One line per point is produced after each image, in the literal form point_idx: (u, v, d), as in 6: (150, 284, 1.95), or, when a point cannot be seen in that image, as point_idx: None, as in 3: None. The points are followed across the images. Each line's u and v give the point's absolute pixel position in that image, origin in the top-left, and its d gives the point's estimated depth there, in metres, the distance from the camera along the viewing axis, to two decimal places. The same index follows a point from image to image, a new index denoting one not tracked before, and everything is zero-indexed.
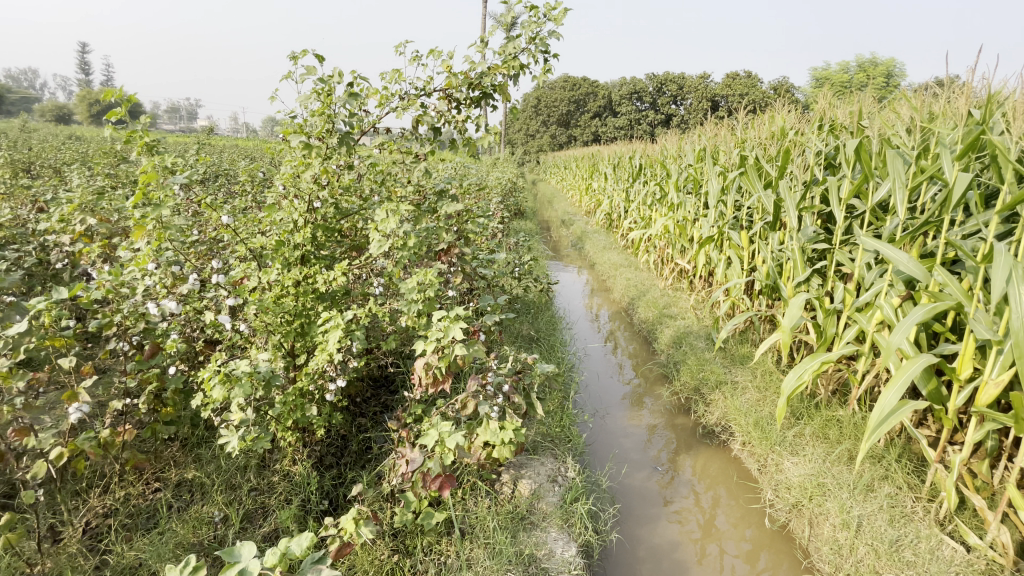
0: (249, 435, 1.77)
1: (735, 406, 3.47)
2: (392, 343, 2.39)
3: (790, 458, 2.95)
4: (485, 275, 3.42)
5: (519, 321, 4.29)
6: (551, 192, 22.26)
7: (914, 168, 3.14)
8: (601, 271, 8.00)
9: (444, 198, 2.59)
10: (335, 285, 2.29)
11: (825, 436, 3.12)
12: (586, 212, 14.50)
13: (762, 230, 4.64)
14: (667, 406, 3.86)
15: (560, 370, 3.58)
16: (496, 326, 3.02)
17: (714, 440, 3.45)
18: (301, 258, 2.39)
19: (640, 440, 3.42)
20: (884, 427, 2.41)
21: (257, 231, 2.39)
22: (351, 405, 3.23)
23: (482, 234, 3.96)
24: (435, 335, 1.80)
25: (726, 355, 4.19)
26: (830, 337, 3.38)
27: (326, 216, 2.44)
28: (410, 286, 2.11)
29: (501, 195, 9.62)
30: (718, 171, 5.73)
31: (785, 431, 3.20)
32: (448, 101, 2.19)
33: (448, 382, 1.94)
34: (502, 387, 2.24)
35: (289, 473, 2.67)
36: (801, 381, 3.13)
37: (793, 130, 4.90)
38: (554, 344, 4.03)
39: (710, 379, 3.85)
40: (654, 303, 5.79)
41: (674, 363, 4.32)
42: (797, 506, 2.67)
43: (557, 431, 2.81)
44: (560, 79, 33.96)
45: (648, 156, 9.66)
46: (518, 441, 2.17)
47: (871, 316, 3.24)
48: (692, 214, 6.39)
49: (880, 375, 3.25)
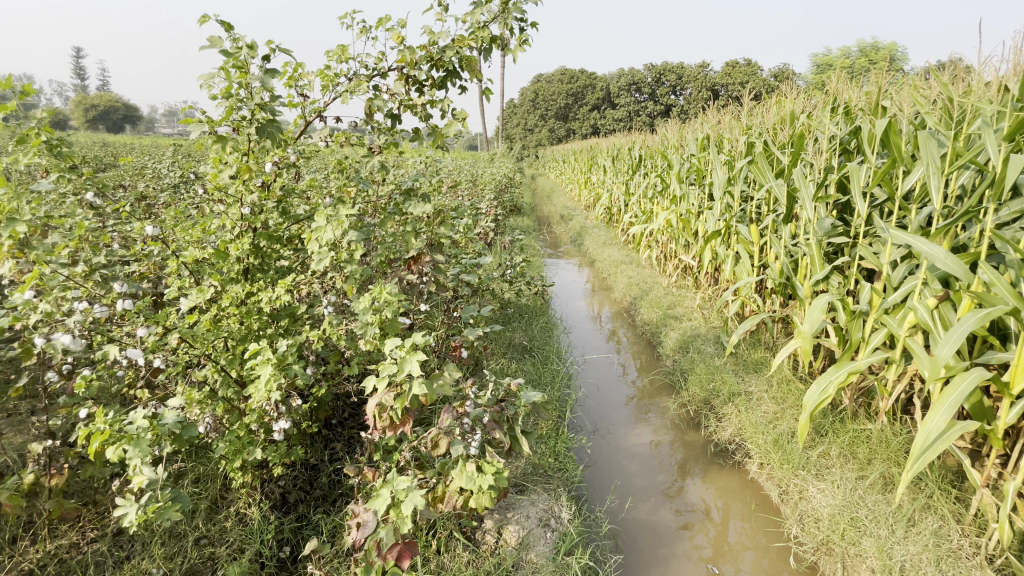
0: (161, 498, 1.43)
1: (750, 422, 3.12)
2: (351, 370, 2.05)
3: (816, 484, 2.59)
4: (469, 282, 3.07)
5: (511, 330, 3.94)
6: (550, 186, 21.85)
7: (949, 150, 2.77)
8: (601, 269, 7.63)
9: (411, 198, 2.24)
10: (280, 304, 1.95)
11: (854, 455, 2.76)
12: (585, 207, 14.12)
13: (773, 224, 4.27)
14: (676, 420, 3.50)
15: (555, 386, 3.23)
16: (478, 342, 2.67)
17: (728, 459, 3.09)
18: (244, 272, 2.07)
19: (645, 462, 3.06)
20: (929, 455, 2.05)
21: (193, 243, 2.05)
22: (323, 431, 2.89)
23: (466, 236, 3.61)
24: (388, 370, 1.45)
25: (737, 362, 3.83)
26: (855, 343, 3.02)
27: (273, 223, 2.10)
28: (361, 307, 1.76)
29: (496, 191, 9.27)
30: (723, 161, 5.35)
31: (808, 451, 2.84)
32: (406, 81, 2.00)
33: (408, 424, 1.60)
34: (479, 421, 1.89)
35: (244, 517, 2.33)
36: (826, 395, 2.77)
37: (804, 113, 4.52)
38: (549, 355, 3.67)
39: (721, 391, 3.49)
40: (658, 302, 5.43)
41: (681, 371, 3.96)
42: (826, 544, 2.32)
43: (550, 461, 2.47)
44: (557, 72, 33.51)
45: (648, 147, 9.28)
46: (500, 486, 1.82)
47: (901, 319, 2.89)
48: (696, 206, 6.02)
49: (914, 385, 2.89)
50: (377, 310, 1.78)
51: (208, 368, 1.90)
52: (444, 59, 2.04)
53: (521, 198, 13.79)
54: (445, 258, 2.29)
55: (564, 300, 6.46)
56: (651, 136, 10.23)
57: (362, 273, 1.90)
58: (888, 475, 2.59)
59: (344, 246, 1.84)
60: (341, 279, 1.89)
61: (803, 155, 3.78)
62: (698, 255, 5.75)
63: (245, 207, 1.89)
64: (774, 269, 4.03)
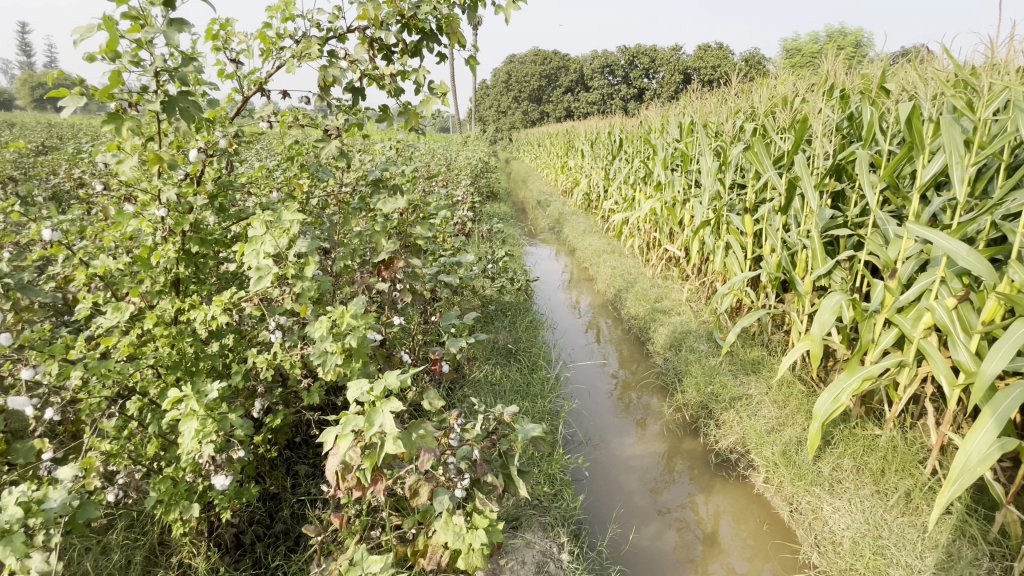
0: None
1: (754, 431, 2.90)
2: (311, 400, 1.71)
3: (831, 502, 2.41)
4: (448, 283, 2.73)
5: (493, 332, 3.62)
6: (525, 170, 21.40)
7: (972, 137, 2.55)
8: (582, 258, 7.37)
9: (379, 191, 1.88)
10: (217, 324, 1.58)
11: (866, 467, 2.58)
12: (562, 192, 13.81)
13: (768, 213, 4.05)
14: (671, 426, 3.26)
15: (545, 396, 2.94)
16: (460, 354, 2.34)
17: (731, 471, 2.88)
18: (174, 284, 1.69)
19: (643, 477, 2.81)
20: (969, 480, 1.86)
21: (105, 249, 1.65)
22: (282, 456, 2.53)
23: (443, 232, 3.25)
24: (353, 424, 1.14)
25: (734, 362, 3.63)
26: (864, 344, 2.83)
27: (208, 224, 1.71)
28: (319, 332, 1.41)
29: (471, 176, 8.86)
30: (711, 147, 5.10)
31: (818, 463, 2.65)
32: (370, 45, 1.66)
33: (380, 484, 1.28)
34: (467, 463, 1.58)
35: (188, 569, 1.98)
36: (838, 404, 2.58)
37: (799, 96, 4.29)
38: (536, 359, 3.38)
39: (719, 394, 3.28)
40: (644, 295, 5.19)
41: (675, 371, 3.73)
42: (848, 572, 2.13)
43: (544, 489, 2.19)
44: (531, 54, 32.92)
45: (627, 131, 8.99)
46: (493, 541, 1.52)
47: (915, 318, 2.70)
48: (682, 194, 5.78)
49: (926, 389, 2.72)
50: (338, 335, 1.43)
51: (130, 406, 1.53)
52: (419, 17, 1.71)
53: (496, 184, 13.34)
54: (420, 261, 1.94)
55: (545, 292, 6.17)
56: (630, 120, 9.94)
57: (319, 286, 1.55)
58: (905, 489, 2.42)
59: (296, 254, 1.49)
60: (292, 295, 1.53)
61: (803, 142, 3.54)
62: (684, 245, 5.52)
63: (163, 206, 1.49)
64: (771, 262, 3.82)
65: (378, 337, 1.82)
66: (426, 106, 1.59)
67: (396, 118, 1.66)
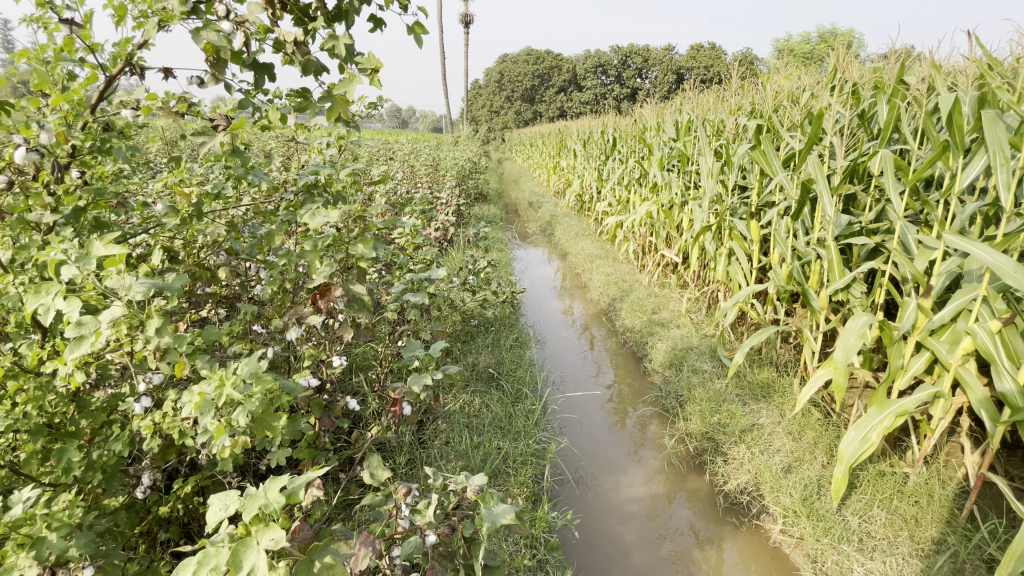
0: None
1: (769, 470, 2.54)
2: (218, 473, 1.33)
3: (863, 563, 2.06)
4: (414, 304, 2.34)
5: (472, 352, 3.26)
6: (518, 170, 21.02)
7: (1020, 134, 2.20)
8: (574, 264, 7.00)
9: (312, 202, 1.50)
10: (78, 383, 1.19)
11: (900, 518, 2.23)
12: (554, 193, 13.44)
13: (775, 219, 3.70)
14: (673, 460, 2.89)
15: (529, 432, 2.55)
16: (424, 394, 1.97)
17: (743, 517, 2.51)
18: (35, 324, 1.31)
19: (643, 525, 2.45)
20: None
21: None
22: None
23: (413, 243, 2.88)
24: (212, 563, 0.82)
25: (740, 385, 3.28)
26: (893, 372, 2.47)
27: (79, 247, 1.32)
28: (197, 404, 1.01)
29: (458, 178, 8.46)
30: (710, 147, 4.76)
31: (844, 512, 2.29)
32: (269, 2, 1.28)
33: None
34: (415, 561, 1.22)
35: None
36: (868, 443, 2.23)
37: (808, 91, 3.94)
38: (521, 384, 3.00)
39: (726, 423, 2.93)
40: (640, 305, 4.83)
41: (676, 394, 3.37)
42: None
43: (523, 560, 1.84)
44: (523, 54, 32.64)
45: (621, 130, 8.63)
46: None
47: (953, 343, 2.34)
48: (679, 196, 5.42)
49: (964, 424, 2.37)
50: (227, 404, 1.06)
51: None
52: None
53: (487, 184, 12.96)
54: (366, 289, 1.56)
55: (535, 300, 5.78)
56: (624, 119, 9.59)
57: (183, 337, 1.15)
58: (947, 546, 2.07)
59: (172, 291, 1.12)
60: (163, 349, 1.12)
61: (816, 141, 3.19)
62: (682, 251, 5.18)
63: None
64: (780, 273, 3.48)
65: (308, 385, 1.44)
66: (350, 95, 1.24)
67: (316, 107, 1.30)
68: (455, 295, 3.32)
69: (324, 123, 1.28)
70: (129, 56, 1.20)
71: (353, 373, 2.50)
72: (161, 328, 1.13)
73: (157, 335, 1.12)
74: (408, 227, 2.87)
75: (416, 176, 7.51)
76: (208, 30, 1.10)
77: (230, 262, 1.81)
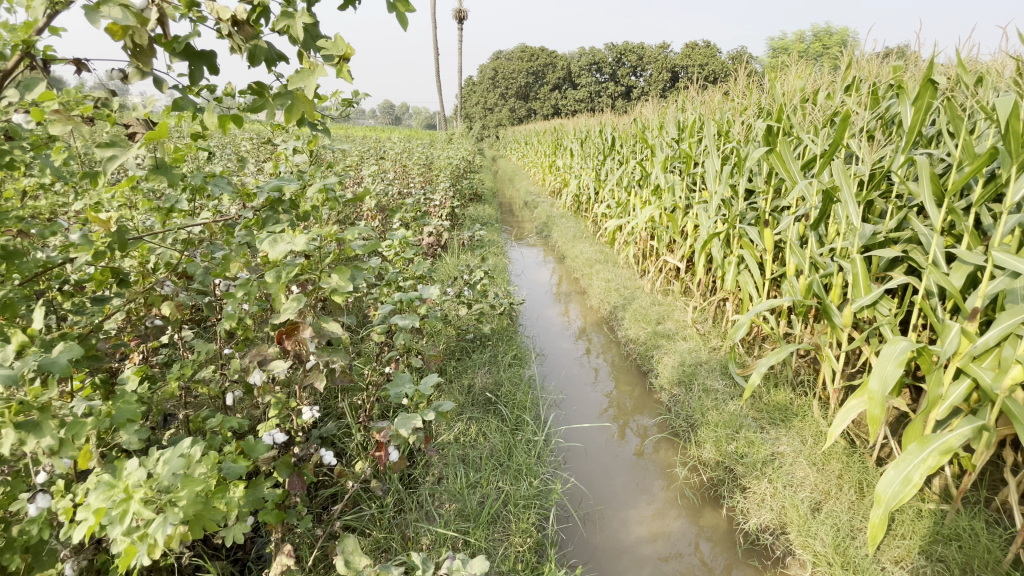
0: None
1: (795, 509, 2.31)
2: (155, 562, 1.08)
3: None
4: (401, 328, 2.07)
5: (467, 373, 3.01)
6: (512, 169, 20.72)
7: None
8: (572, 267, 6.75)
9: (276, 221, 1.23)
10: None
11: (942, 566, 2.01)
12: (549, 193, 13.18)
13: (790, 228, 3.46)
14: (686, 492, 2.64)
15: (531, 469, 2.30)
16: (412, 436, 1.72)
17: (766, 560, 2.28)
18: None
19: (656, 572, 2.20)
20: None
21: None
22: None
23: (401, 254, 2.62)
24: None
25: (756, 406, 3.05)
26: (931, 401, 2.25)
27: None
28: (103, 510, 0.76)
29: (451, 178, 8.18)
30: (717, 148, 4.52)
31: (880, 559, 2.07)
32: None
33: None
34: None
35: None
36: (909, 485, 2.02)
37: (825, 90, 3.70)
38: (521, 409, 2.74)
39: (745, 453, 2.69)
40: (643, 315, 4.59)
41: (686, 416, 3.14)
42: None
43: None
44: (518, 51, 32.36)
45: (620, 129, 8.37)
46: None
47: (1000, 373, 2.12)
48: (683, 200, 5.18)
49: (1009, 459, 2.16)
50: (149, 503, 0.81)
51: None
52: None
53: (481, 183, 12.67)
54: (342, 327, 1.29)
55: (532, 306, 5.52)
56: (621, 118, 9.35)
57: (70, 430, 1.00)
58: None
59: (63, 369, 0.95)
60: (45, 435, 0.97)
61: (839, 146, 2.97)
62: (686, 257, 4.95)
63: None
64: (796, 286, 3.26)
65: (270, 442, 1.29)
66: (313, 89, 0.98)
67: (271, 103, 1.02)
68: (446, 308, 3.07)
69: (282, 123, 1.02)
70: (21, 45, 0.93)
71: (334, 403, 2.24)
72: (47, 418, 0.99)
73: (41, 429, 0.97)
74: (396, 236, 2.61)
75: (408, 176, 7.22)
76: (110, 4, 0.84)
77: (179, 293, 1.56)
